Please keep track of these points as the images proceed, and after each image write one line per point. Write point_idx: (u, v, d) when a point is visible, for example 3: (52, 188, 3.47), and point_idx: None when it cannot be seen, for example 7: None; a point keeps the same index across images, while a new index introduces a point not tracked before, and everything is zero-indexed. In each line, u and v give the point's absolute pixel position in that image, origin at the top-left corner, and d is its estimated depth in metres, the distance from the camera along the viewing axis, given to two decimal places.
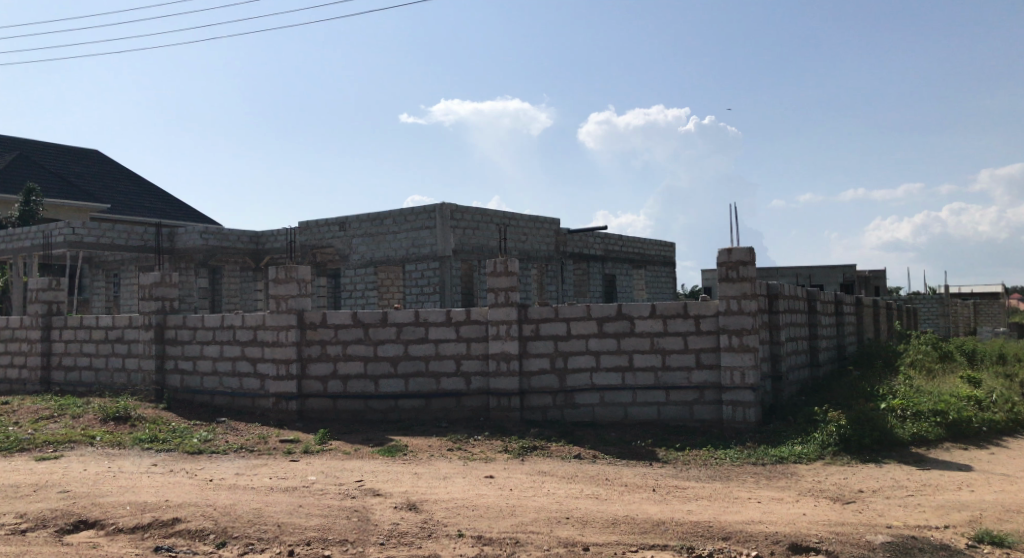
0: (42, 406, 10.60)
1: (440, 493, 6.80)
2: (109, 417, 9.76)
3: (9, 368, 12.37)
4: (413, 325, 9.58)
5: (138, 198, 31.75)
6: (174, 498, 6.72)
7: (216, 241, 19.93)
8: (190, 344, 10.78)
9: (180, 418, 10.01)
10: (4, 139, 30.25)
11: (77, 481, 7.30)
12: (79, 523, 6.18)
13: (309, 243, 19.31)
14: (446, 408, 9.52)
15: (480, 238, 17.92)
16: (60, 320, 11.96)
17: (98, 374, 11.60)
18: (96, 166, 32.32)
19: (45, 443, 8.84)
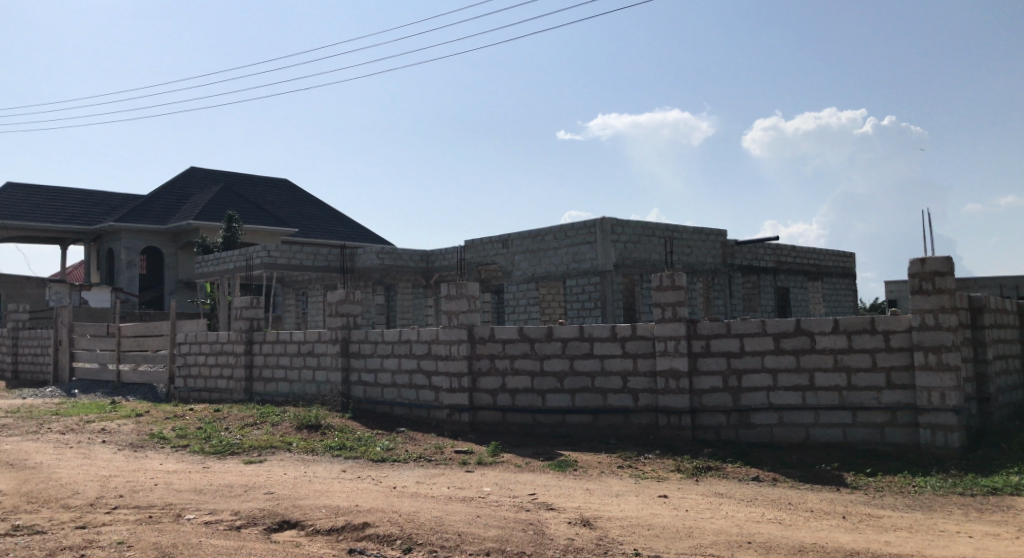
0: (246, 413, 11.63)
1: (615, 511, 6.77)
2: (303, 425, 10.55)
3: (217, 378, 13.69)
4: (579, 340, 9.64)
5: (322, 223, 34.17)
6: (363, 503, 7.16)
7: (391, 260, 21.10)
8: (372, 357, 11.45)
9: (364, 427, 10.64)
10: (214, 172, 33.84)
11: (280, 483, 7.96)
12: (283, 522, 6.73)
13: (474, 261, 19.98)
14: (615, 425, 9.46)
15: (642, 251, 17.72)
16: (260, 335, 13.11)
17: (292, 385, 12.57)
18: (289, 194, 35.26)
19: (251, 448, 9.70)
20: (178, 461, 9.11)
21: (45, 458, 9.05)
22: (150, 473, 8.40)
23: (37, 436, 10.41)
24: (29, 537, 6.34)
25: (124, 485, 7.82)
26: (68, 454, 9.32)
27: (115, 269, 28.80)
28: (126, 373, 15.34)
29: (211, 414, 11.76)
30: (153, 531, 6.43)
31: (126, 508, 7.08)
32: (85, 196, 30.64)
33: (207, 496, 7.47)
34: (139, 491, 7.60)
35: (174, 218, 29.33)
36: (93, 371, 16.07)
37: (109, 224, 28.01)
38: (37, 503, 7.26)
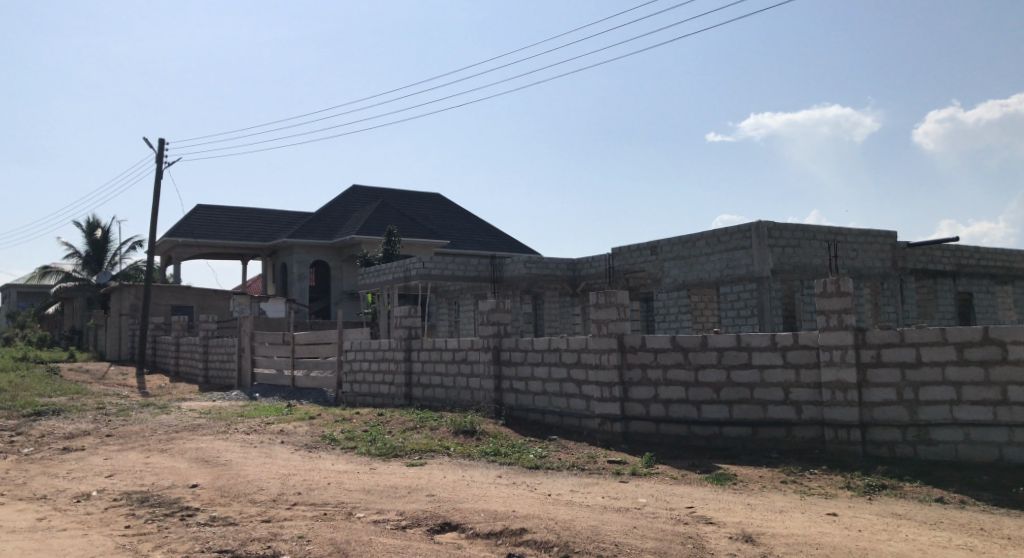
0: (407, 418, 12.16)
1: (779, 527, 6.49)
2: (460, 430, 10.86)
3: (378, 383, 14.39)
4: (736, 350, 9.33)
5: (473, 234, 35.13)
6: (520, 508, 7.28)
7: (538, 269, 21.35)
8: (523, 365, 11.62)
9: (518, 434, 10.81)
10: (372, 189, 35.65)
11: (441, 486, 8.25)
12: (445, 524, 6.96)
13: (622, 268, 19.81)
14: (776, 438, 9.05)
15: (802, 256, 16.87)
16: (418, 343, 13.66)
17: (448, 391, 12.99)
18: (441, 207, 36.49)
19: (412, 450, 10.13)
20: (347, 462, 9.66)
21: (234, 455, 9.90)
22: (324, 472, 8.97)
23: (226, 436, 11.40)
24: (223, 527, 6.95)
25: (302, 483, 8.40)
26: (253, 452, 10.13)
27: (287, 282, 31.03)
28: (300, 378, 16.46)
29: (375, 418, 12.40)
30: (328, 527, 6.86)
31: (304, 505, 7.59)
32: (261, 215, 33.19)
33: (376, 496, 7.87)
34: (315, 489, 8.13)
35: (338, 233, 31.18)
36: (271, 376, 17.38)
37: (282, 240, 30.22)
38: (228, 497, 7.95)
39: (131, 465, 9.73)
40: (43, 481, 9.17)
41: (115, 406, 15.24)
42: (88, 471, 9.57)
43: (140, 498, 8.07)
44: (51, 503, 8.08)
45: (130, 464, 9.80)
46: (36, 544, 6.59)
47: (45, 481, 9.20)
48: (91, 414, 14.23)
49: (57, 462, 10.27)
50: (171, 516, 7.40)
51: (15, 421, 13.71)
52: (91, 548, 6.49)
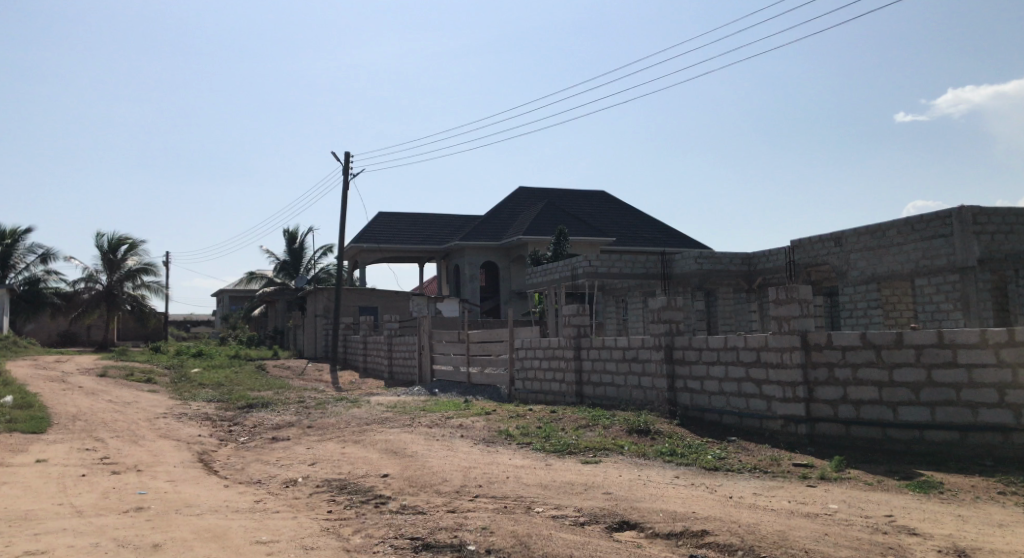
0: (580, 415, 12.22)
1: (997, 543, 5.89)
2: (633, 429, 10.76)
3: (550, 381, 14.56)
4: (937, 347, 8.59)
5: (641, 231, 34.72)
6: (701, 510, 7.10)
7: (710, 265, 20.70)
8: (697, 364, 11.32)
9: (694, 435, 10.54)
10: (538, 190, 36.14)
11: (617, 485, 8.23)
12: (623, 523, 6.92)
13: (803, 262, 18.78)
14: (990, 444, 8.23)
15: (1016, 242, 15.18)
16: (588, 341, 13.69)
17: (620, 390, 12.91)
18: (607, 204, 36.34)
19: (587, 448, 10.18)
20: (525, 457, 9.88)
21: (419, 447, 10.42)
22: (503, 466, 9.22)
23: (411, 429, 12.02)
24: (413, 516, 7.34)
25: (483, 476, 8.69)
26: (436, 445, 10.63)
27: (460, 282, 32.20)
28: (475, 375, 17.00)
29: (548, 415, 12.56)
30: (510, 520, 7.04)
31: (486, 497, 7.85)
32: (435, 220, 34.66)
33: (553, 492, 7.98)
34: (495, 483, 8.37)
35: (507, 234, 31.91)
36: (448, 373, 18.09)
37: (455, 243, 31.38)
38: (416, 487, 8.38)
39: (330, 454, 10.53)
40: (257, 467, 10.13)
41: (315, 399, 16.52)
42: (294, 459, 10.46)
43: (339, 485, 8.70)
44: (265, 487, 8.91)
45: (329, 453, 10.60)
46: (255, 523, 7.30)
47: (259, 467, 10.16)
48: (295, 407, 15.51)
49: (268, 450, 11.31)
50: (366, 503, 7.92)
51: (233, 413, 15.24)
52: (300, 529, 7.08)
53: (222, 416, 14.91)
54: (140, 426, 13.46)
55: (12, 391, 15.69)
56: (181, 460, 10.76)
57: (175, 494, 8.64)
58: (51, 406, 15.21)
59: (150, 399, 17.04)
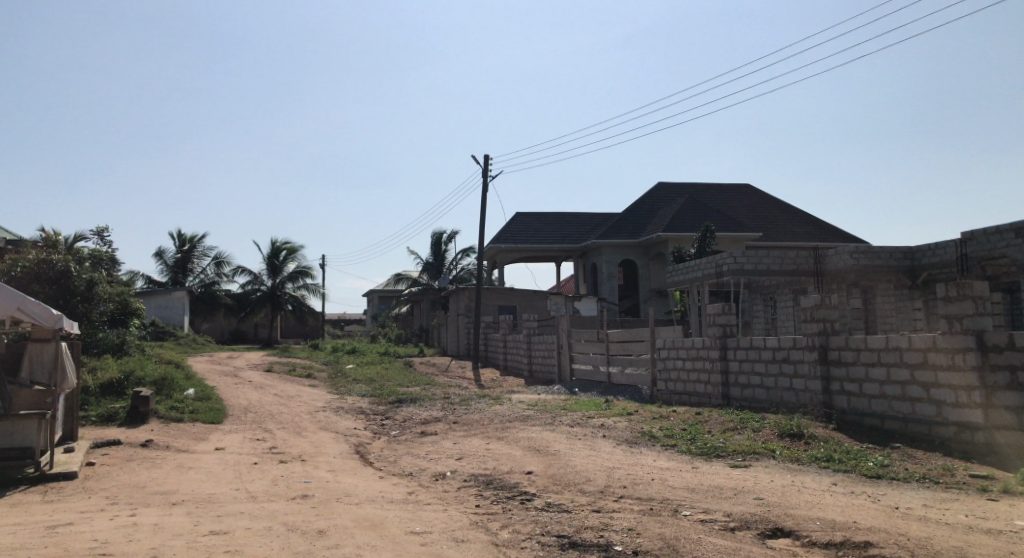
0: (727, 418, 11.84)
1: None
2: (785, 433, 10.31)
3: (694, 382, 14.22)
4: None
5: (790, 225, 33.25)
6: (863, 520, 6.71)
7: (867, 260, 19.52)
8: (855, 366, 10.70)
9: (853, 440, 9.95)
10: (679, 185, 35.38)
11: (769, 490, 7.91)
12: (777, 530, 6.65)
13: (976, 255, 17.37)
14: None
15: None
16: (734, 341, 13.26)
17: (770, 392, 12.42)
18: (752, 198, 35.07)
19: (734, 452, 9.84)
20: (670, 459, 9.70)
21: (562, 446, 10.46)
22: (647, 468, 9.10)
23: (553, 428, 12.09)
24: (558, 514, 7.38)
25: (627, 477, 8.60)
26: (579, 444, 10.65)
27: (598, 281, 32.08)
28: (616, 375, 16.84)
29: (693, 417, 12.25)
30: (657, 522, 6.94)
31: (631, 498, 7.77)
32: (572, 218, 34.71)
33: (701, 495, 7.80)
34: (641, 484, 8.28)
35: (646, 231, 31.44)
36: (588, 372, 18.05)
37: (593, 241, 31.29)
38: (560, 485, 8.42)
39: (476, 450, 10.78)
40: (409, 460, 10.55)
41: (460, 396, 16.99)
42: (443, 453, 10.80)
43: (486, 480, 8.89)
44: (417, 480, 9.26)
45: (475, 449, 10.87)
46: (408, 514, 7.60)
47: (410, 460, 10.58)
48: (441, 403, 16.00)
49: (418, 444, 11.75)
50: (512, 499, 8.04)
51: (384, 407, 15.94)
52: (451, 522, 7.31)
53: (375, 410, 15.63)
54: (302, 419, 14.37)
55: (193, 384, 17.19)
56: (340, 451, 11.39)
57: (335, 483, 9.15)
58: (225, 399, 16.53)
59: (310, 393, 18.13)
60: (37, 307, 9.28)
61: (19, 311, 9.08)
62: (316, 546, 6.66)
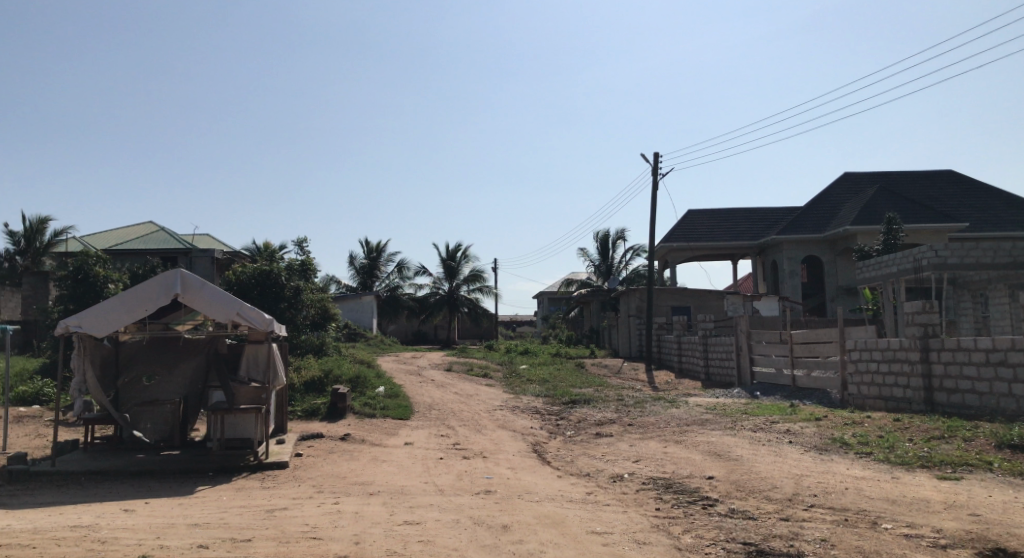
0: (931, 425, 10.89)
1: None
2: (1005, 444, 9.33)
3: (892, 386, 13.18)
4: None
5: (1001, 213, 30.06)
6: None
7: None
8: None
9: None
10: (869, 175, 33.02)
11: (987, 506, 7.20)
12: (998, 550, 6.04)
13: None
14: None
15: None
16: (939, 342, 12.18)
17: (983, 398, 11.32)
18: (955, 185, 32.06)
19: (942, 463, 9.03)
20: (866, 468, 9.09)
21: (744, 451, 10.10)
22: (840, 477, 8.58)
23: (734, 432, 11.71)
24: (744, 521, 7.14)
25: (818, 485, 8.17)
26: (763, 450, 10.22)
27: (779, 279, 30.69)
28: (801, 378, 15.99)
29: (891, 423, 11.40)
30: (855, 534, 6.53)
31: (824, 508, 7.37)
32: (749, 214, 33.40)
33: (905, 508, 7.24)
34: (834, 493, 7.82)
35: (831, 225, 29.64)
36: (770, 375, 17.28)
37: (772, 238, 30.00)
38: (745, 491, 8.14)
39: (653, 452, 10.65)
40: (586, 461, 10.61)
41: (634, 398, 16.86)
42: (620, 454, 10.78)
43: (666, 483, 8.77)
44: (595, 481, 9.31)
45: (652, 451, 10.74)
46: (590, 514, 7.66)
47: (587, 460, 10.65)
48: (615, 404, 15.96)
49: (594, 445, 11.79)
50: (694, 503, 7.88)
51: (559, 408, 16.14)
52: (632, 524, 7.28)
53: (550, 410, 15.87)
54: (481, 417, 14.85)
55: (382, 382, 18.29)
56: (518, 450, 11.67)
57: (516, 480, 9.39)
58: (411, 396, 17.45)
59: (488, 393, 18.69)
60: (252, 313, 10.25)
61: (237, 316, 10.13)
62: (501, 540, 6.87)
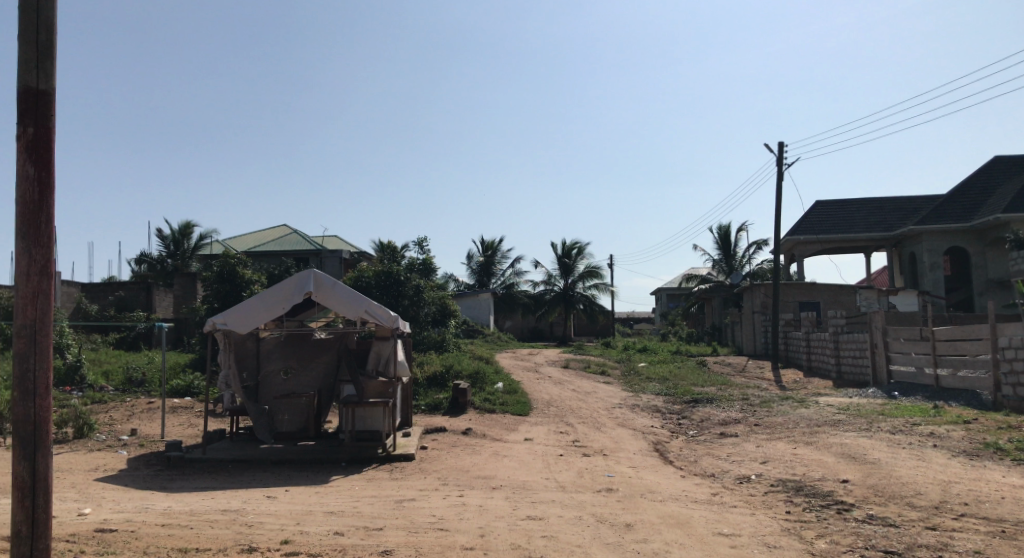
0: None
1: None
2: None
3: None
4: None
5: None
6: None
7: None
8: None
9: None
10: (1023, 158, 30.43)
11: None
12: None
13: None
14: None
15: None
16: None
17: None
18: None
19: None
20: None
21: (883, 454, 9.56)
22: (993, 485, 7.97)
23: (870, 434, 11.11)
24: (884, 528, 6.77)
25: (968, 493, 7.62)
26: (903, 453, 9.64)
27: (918, 273, 28.91)
28: (945, 378, 14.99)
29: None
30: (1012, 548, 6.06)
31: (975, 517, 6.88)
32: (884, 204, 31.56)
33: None
34: (986, 503, 7.28)
35: (978, 213, 27.52)
36: (910, 375, 16.31)
37: (910, 228, 28.33)
38: (884, 497, 7.71)
39: (782, 454, 10.27)
40: (710, 461, 10.35)
41: (760, 397, 16.30)
42: (745, 455, 10.45)
43: (796, 486, 8.43)
44: (721, 481, 9.07)
45: (781, 453, 10.36)
46: (716, 515, 7.47)
47: (711, 460, 10.39)
48: (740, 404, 15.48)
49: (718, 445, 11.49)
50: (828, 508, 7.53)
51: (680, 407, 15.83)
52: (761, 527, 7.05)
53: (671, 409, 15.59)
54: (601, 415, 14.78)
55: (501, 378, 18.55)
56: (640, 448, 11.54)
57: (638, 479, 9.29)
58: (530, 393, 17.60)
59: (607, 390, 18.58)
60: (378, 310, 10.61)
61: (364, 314, 10.51)
62: (625, 539, 6.82)
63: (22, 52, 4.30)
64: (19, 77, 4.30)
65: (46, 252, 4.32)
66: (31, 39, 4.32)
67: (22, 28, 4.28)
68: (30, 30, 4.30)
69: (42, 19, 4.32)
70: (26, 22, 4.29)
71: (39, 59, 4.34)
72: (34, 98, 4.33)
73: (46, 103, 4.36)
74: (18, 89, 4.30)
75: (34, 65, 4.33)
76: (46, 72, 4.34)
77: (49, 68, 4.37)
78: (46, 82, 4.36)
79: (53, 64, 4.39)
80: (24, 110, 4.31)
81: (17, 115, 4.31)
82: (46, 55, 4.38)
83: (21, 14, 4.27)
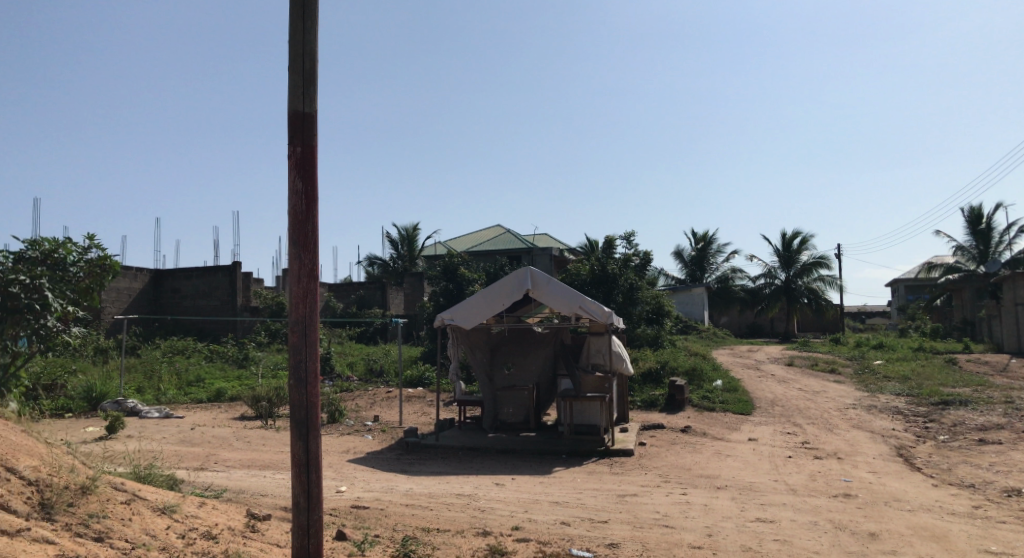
0: None
1: None
2: None
3: None
4: None
5: None
6: None
7: None
8: None
9: None
10: None
11: None
12: None
13: None
14: None
15: None
16: None
17: None
18: None
19: None
20: None
21: None
22: None
23: None
24: None
25: None
26: None
27: None
28: None
29: None
30: None
31: None
32: None
33: None
34: None
35: None
36: None
37: None
38: None
39: None
40: (967, 470, 9.32)
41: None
42: (1012, 466, 9.30)
43: None
44: (982, 493, 8.14)
45: None
46: (979, 531, 6.72)
47: (968, 469, 9.35)
48: (1001, 407, 13.77)
49: (976, 453, 10.31)
50: None
51: (926, 409, 14.42)
52: None
53: (915, 412, 14.24)
54: (833, 416, 13.85)
55: (720, 375, 18.02)
56: (881, 453, 10.66)
57: (880, 486, 8.60)
58: (752, 391, 16.90)
59: (838, 390, 17.35)
60: (593, 306, 10.68)
61: (579, 309, 10.66)
62: (870, 549, 6.35)
63: (293, 80, 4.86)
64: (290, 103, 4.87)
65: (313, 258, 4.85)
66: (301, 67, 4.88)
67: (291, 59, 4.84)
68: (297, 59, 4.85)
69: (308, 49, 4.85)
70: (294, 53, 4.84)
71: (306, 84, 4.88)
72: (302, 121, 4.87)
73: (310, 124, 4.89)
74: (289, 113, 4.87)
75: (302, 92, 4.88)
76: (311, 96, 4.86)
77: (311, 91, 4.89)
78: (311, 106, 4.89)
79: (315, 87, 4.91)
80: (295, 131, 4.86)
81: (289, 137, 4.87)
82: (310, 80, 4.91)
83: (290, 47, 4.84)
